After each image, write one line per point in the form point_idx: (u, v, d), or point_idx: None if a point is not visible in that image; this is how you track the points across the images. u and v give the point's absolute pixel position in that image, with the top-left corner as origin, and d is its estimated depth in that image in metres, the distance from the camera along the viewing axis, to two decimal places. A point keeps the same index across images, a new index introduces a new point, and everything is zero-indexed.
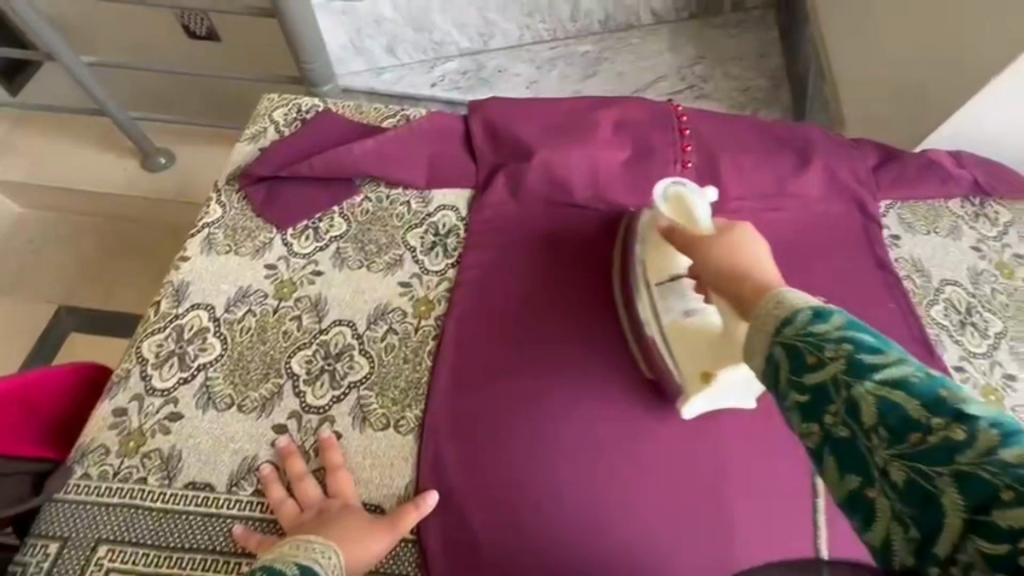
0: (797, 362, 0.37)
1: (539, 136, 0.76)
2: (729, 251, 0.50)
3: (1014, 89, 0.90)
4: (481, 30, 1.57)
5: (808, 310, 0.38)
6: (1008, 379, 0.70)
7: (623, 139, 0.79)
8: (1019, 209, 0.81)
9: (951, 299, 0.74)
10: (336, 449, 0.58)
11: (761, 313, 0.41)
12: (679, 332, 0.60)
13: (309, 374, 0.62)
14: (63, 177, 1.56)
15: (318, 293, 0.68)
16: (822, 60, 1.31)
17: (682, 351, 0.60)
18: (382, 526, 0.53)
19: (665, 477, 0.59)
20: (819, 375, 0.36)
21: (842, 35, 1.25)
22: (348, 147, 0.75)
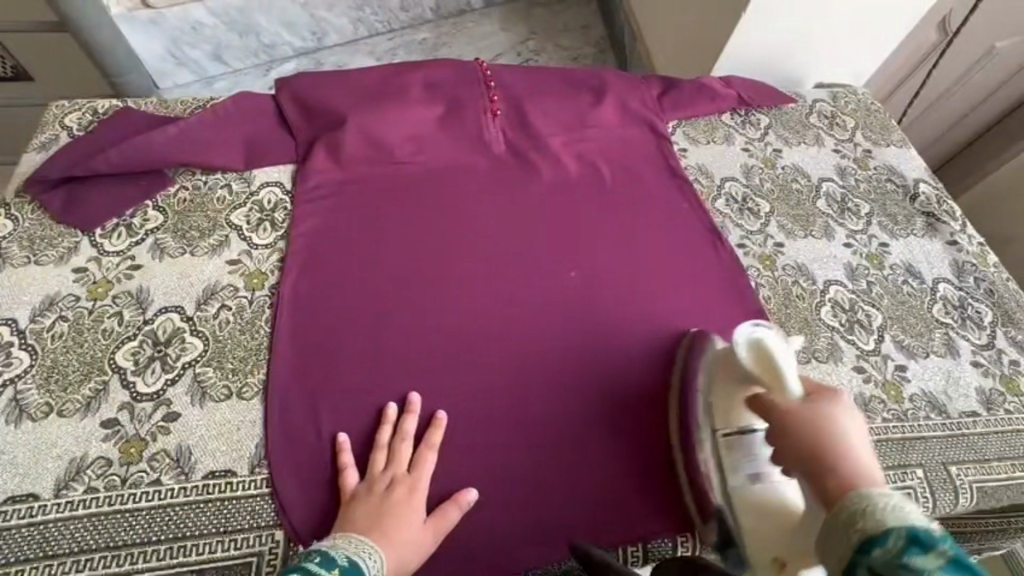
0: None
1: (352, 102, 0.80)
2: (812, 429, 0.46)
3: (763, 17, 1.08)
4: (313, 27, 1.56)
5: (903, 532, 0.35)
6: (779, 246, 0.82)
7: (436, 98, 0.84)
8: (775, 114, 0.98)
9: (731, 192, 0.87)
10: (438, 430, 0.62)
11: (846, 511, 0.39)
12: (747, 504, 0.58)
13: (137, 364, 0.60)
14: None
15: (138, 286, 0.66)
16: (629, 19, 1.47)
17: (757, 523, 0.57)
18: (428, 526, 0.56)
19: (506, 387, 0.67)
20: None
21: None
22: (150, 137, 0.73)
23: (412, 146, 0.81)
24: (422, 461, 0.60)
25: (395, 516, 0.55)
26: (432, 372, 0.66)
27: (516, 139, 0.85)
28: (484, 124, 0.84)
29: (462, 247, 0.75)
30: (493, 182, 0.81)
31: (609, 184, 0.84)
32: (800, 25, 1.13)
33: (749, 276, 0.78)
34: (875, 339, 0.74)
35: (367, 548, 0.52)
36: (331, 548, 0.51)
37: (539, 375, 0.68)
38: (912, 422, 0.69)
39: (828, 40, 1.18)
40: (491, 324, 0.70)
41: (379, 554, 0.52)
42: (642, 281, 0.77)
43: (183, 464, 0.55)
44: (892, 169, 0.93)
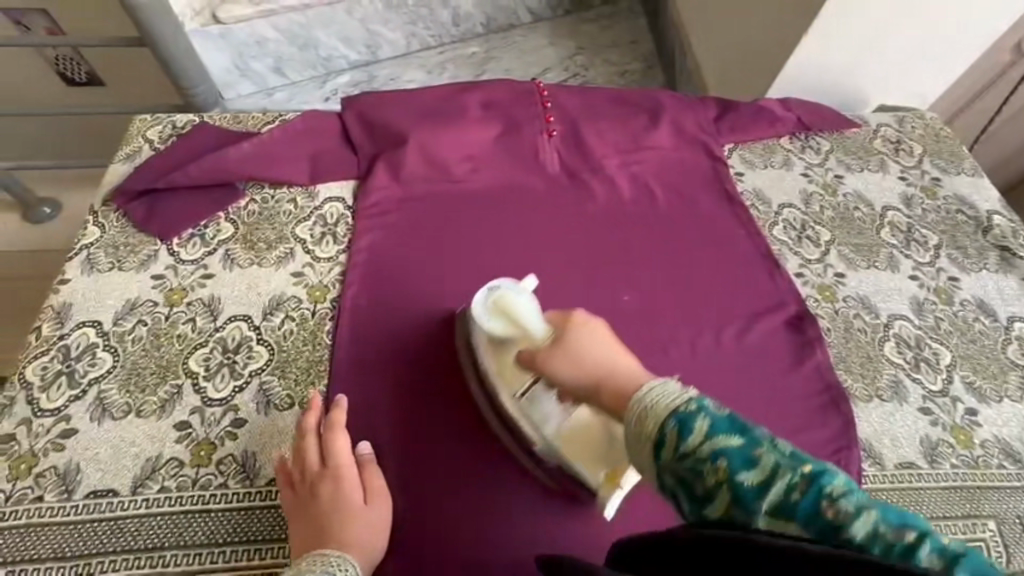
0: (691, 496, 0.40)
1: (412, 121, 0.82)
2: (573, 361, 0.52)
3: (823, 38, 1.06)
4: (368, 41, 1.61)
5: (670, 425, 0.41)
6: (839, 277, 0.79)
7: (493, 118, 0.86)
8: (835, 139, 0.95)
9: (789, 219, 0.85)
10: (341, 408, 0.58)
11: (636, 421, 0.44)
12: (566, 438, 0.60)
13: (208, 370, 0.63)
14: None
15: (210, 294, 0.69)
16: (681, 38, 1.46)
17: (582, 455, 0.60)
18: (375, 499, 0.55)
19: None
20: (716, 510, 0.38)
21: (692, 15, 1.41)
22: (224, 152, 0.77)
23: (468, 164, 0.83)
24: (337, 453, 0.55)
25: (337, 515, 0.52)
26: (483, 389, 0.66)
27: (570, 160, 0.85)
28: (540, 144, 0.85)
29: (514, 267, 0.77)
30: (547, 202, 0.82)
31: (663, 208, 0.84)
32: (864, 46, 1.10)
33: (807, 305, 0.76)
34: (944, 379, 0.71)
35: (334, 561, 0.48)
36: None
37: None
38: (983, 471, 0.65)
39: (892, 61, 1.14)
40: None
41: (349, 562, 0.49)
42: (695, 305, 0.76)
43: (249, 469, 0.58)
44: (963, 199, 0.89)
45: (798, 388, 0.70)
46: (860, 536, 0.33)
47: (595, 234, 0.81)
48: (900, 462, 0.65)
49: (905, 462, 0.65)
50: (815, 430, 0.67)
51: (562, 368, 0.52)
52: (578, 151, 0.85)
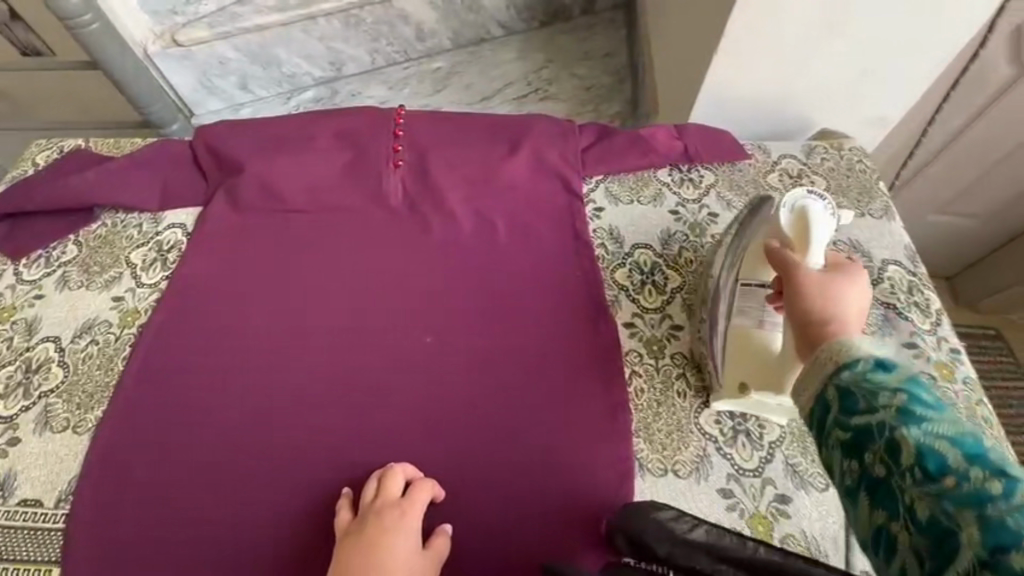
0: (848, 405, 0.38)
1: (257, 150, 0.83)
2: (822, 292, 0.49)
3: (737, 61, 0.96)
4: (331, 59, 1.66)
5: (870, 359, 0.39)
6: (674, 329, 0.72)
7: (342, 146, 0.86)
8: (722, 172, 0.87)
9: (638, 261, 0.78)
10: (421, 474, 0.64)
11: (817, 360, 0.42)
12: (740, 341, 0.62)
13: (5, 388, 0.68)
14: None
15: (34, 315, 0.74)
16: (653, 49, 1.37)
17: (741, 357, 0.62)
18: (426, 564, 0.58)
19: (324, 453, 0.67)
20: (865, 420, 0.37)
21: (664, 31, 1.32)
22: (78, 179, 0.82)
23: (307, 192, 0.83)
24: (413, 496, 0.61)
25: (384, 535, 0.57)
26: (260, 426, 0.68)
27: (413, 191, 0.84)
28: (384, 175, 0.84)
29: (329, 301, 0.76)
30: (379, 234, 0.81)
31: (501, 246, 0.80)
32: (796, 68, 0.98)
33: (624, 359, 0.70)
34: (760, 458, 0.64)
35: None
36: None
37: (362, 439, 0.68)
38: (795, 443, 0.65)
39: (838, 84, 1.01)
40: (333, 380, 0.71)
41: None
42: (503, 352, 0.72)
43: (6, 487, 0.61)
44: (859, 246, 0.78)
45: (580, 449, 0.65)
46: (1011, 496, 0.29)
47: (421, 270, 0.79)
48: None
49: None
50: (583, 496, 0.63)
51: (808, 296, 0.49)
52: (421, 184, 0.83)
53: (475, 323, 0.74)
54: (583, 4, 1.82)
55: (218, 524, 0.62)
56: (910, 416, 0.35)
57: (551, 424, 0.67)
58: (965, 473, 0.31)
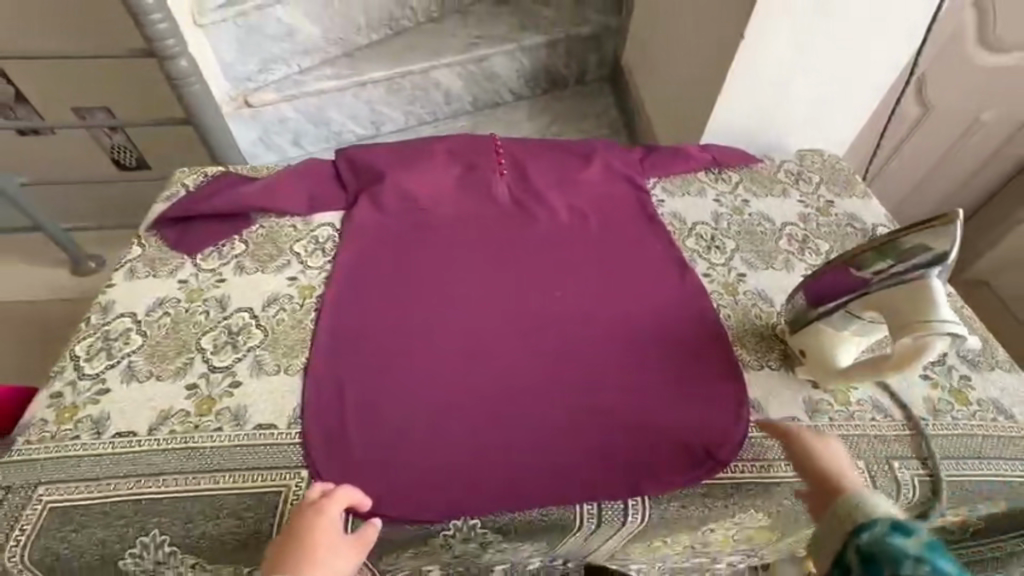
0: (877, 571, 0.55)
1: (389, 166, 1.03)
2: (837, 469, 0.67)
3: (737, 97, 1.28)
4: (373, 119, 1.92)
5: (886, 521, 0.58)
6: (740, 275, 0.95)
7: (454, 161, 1.07)
8: (744, 172, 1.14)
9: (700, 233, 1.01)
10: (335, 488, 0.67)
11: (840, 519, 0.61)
12: (816, 336, 0.77)
13: (215, 346, 0.80)
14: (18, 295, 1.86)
15: (222, 293, 0.87)
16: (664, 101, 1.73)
17: (813, 344, 0.77)
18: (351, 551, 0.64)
19: (494, 376, 0.81)
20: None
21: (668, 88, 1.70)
22: (243, 190, 0.98)
23: (431, 196, 1.03)
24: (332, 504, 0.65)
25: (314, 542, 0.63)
26: (437, 362, 0.82)
27: (515, 192, 1.05)
28: (492, 181, 1.06)
29: (466, 272, 0.94)
30: (494, 224, 1.01)
31: (594, 226, 1.02)
32: (777, 101, 1.31)
33: (711, 300, 0.91)
34: None
35: None
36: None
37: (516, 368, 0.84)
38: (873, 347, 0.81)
39: (806, 114, 1.35)
40: (486, 327, 0.87)
41: None
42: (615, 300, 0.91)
43: (241, 416, 0.73)
44: (853, 216, 1.06)
45: (696, 360, 0.83)
46: None
47: (535, 248, 0.98)
48: (784, 415, 0.77)
49: (788, 417, 0.77)
50: (709, 384, 0.80)
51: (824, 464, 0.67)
52: (523, 186, 1.06)
53: (588, 282, 0.94)
54: (576, 75, 2.16)
55: (420, 437, 0.74)
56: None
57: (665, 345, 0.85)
58: None
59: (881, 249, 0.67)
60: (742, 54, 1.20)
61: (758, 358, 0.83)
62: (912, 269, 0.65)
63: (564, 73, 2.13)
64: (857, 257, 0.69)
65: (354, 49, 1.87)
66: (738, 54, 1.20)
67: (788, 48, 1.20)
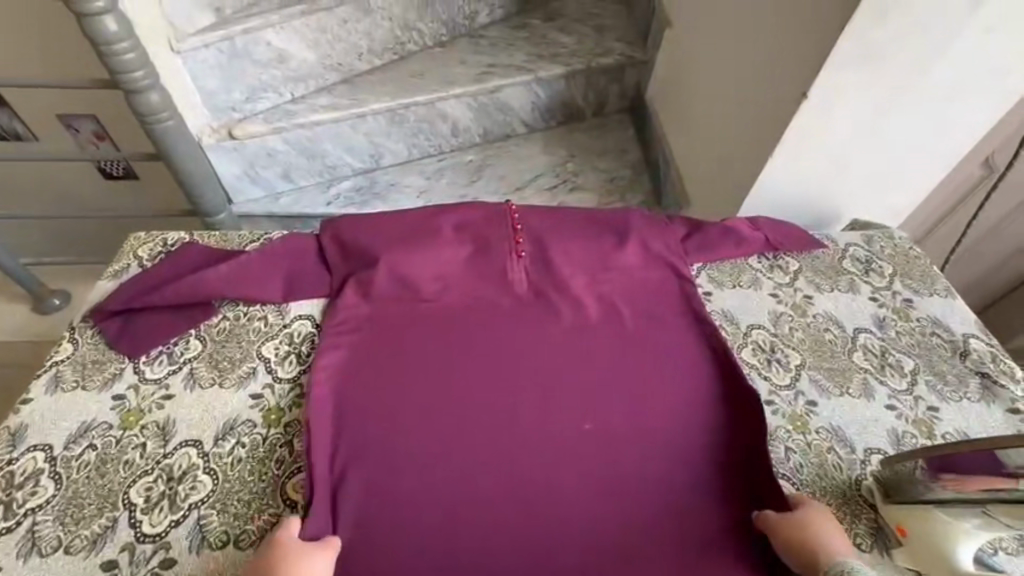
0: None
1: (384, 243, 0.85)
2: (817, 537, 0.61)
3: (791, 161, 1.10)
4: (371, 152, 1.74)
5: None
6: (810, 405, 0.77)
7: (462, 237, 0.88)
8: (804, 259, 0.96)
9: (757, 341, 0.84)
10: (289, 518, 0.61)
11: None
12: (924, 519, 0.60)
13: (147, 502, 0.62)
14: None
15: (166, 417, 0.69)
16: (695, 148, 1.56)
17: (919, 525, 0.61)
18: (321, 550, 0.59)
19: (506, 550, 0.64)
20: None
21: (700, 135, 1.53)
22: (202, 274, 0.80)
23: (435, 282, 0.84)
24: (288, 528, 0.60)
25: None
26: (441, 522, 0.65)
27: (534, 279, 0.87)
28: (508, 265, 0.87)
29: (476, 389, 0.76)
30: (511, 320, 0.83)
31: (631, 328, 0.84)
32: (831, 169, 1.14)
33: (776, 438, 0.74)
34: None
35: None
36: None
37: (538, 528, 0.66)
38: None
39: (863, 181, 1.18)
40: (500, 470, 0.70)
41: None
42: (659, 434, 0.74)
43: None
44: (937, 321, 0.89)
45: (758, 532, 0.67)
46: None
47: (562, 357, 0.80)
48: None
49: None
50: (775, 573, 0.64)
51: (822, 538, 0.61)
52: (544, 273, 0.87)
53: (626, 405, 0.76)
54: (594, 108, 1.99)
55: None
56: None
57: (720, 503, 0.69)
58: None
59: None
60: (798, 119, 1.02)
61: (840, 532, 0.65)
62: None
63: (580, 105, 1.96)
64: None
65: (354, 75, 1.70)
66: (794, 119, 1.02)
67: (851, 114, 1.03)
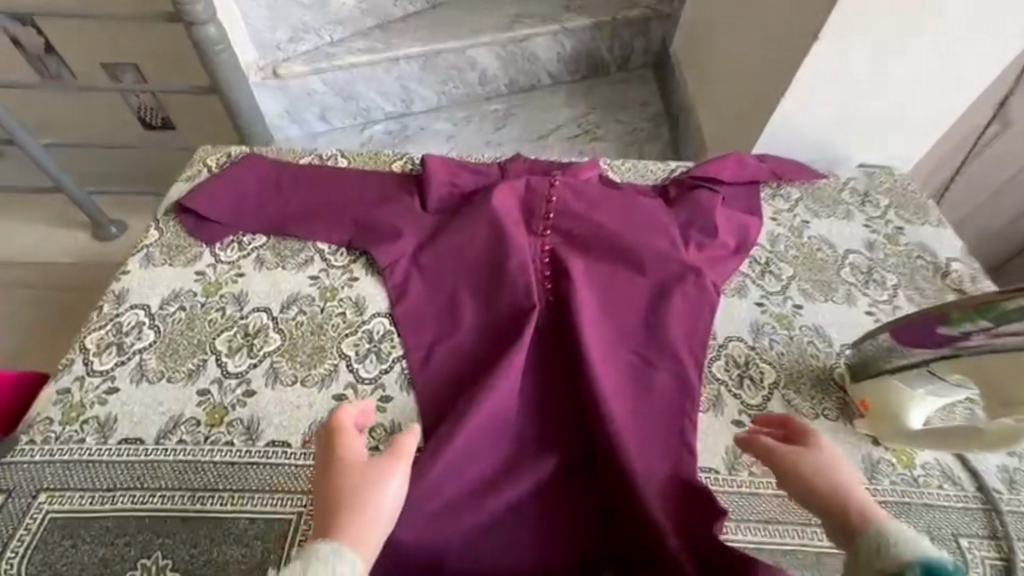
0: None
1: (458, 182, 0.94)
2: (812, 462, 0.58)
3: (801, 100, 1.16)
4: (403, 97, 1.83)
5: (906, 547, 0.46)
6: (797, 308, 0.86)
7: (524, 181, 0.92)
8: (806, 189, 1.04)
9: (754, 255, 0.93)
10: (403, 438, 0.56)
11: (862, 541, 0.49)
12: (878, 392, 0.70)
13: (230, 349, 0.75)
14: (39, 257, 1.85)
15: (240, 289, 0.82)
16: (715, 97, 1.61)
17: (874, 398, 0.70)
18: (388, 459, 0.54)
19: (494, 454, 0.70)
20: None
21: (721, 82, 1.58)
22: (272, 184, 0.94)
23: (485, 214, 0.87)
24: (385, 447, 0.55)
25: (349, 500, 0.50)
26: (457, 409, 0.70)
27: (577, 210, 0.89)
28: (542, 197, 0.90)
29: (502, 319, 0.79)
30: (545, 256, 0.86)
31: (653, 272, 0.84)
32: (846, 111, 1.19)
33: (764, 330, 0.83)
34: None
35: (337, 551, 0.46)
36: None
37: (536, 453, 0.71)
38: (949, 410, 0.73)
39: (876, 126, 1.22)
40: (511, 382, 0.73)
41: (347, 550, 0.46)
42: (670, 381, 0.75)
43: (252, 430, 0.68)
44: (925, 247, 0.96)
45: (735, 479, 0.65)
46: None
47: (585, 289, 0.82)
48: None
49: None
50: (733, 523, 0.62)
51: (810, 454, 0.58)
52: (578, 205, 0.89)
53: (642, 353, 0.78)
54: (619, 62, 2.03)
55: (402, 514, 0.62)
56: None
57: (725, 403, 0.75)
58: None
59: (977, 308, 0.57)
60: (815, 54, 1.06)
61: (811, 408, 0.76)
62: (1014, 340, 0.55)
63: (605, 57, 2.00)
64: (947, 311, 0.60)
65: (389, 21, 1.80)
66: (810, 54, 1.06)
67: (868, 52, 1.06)
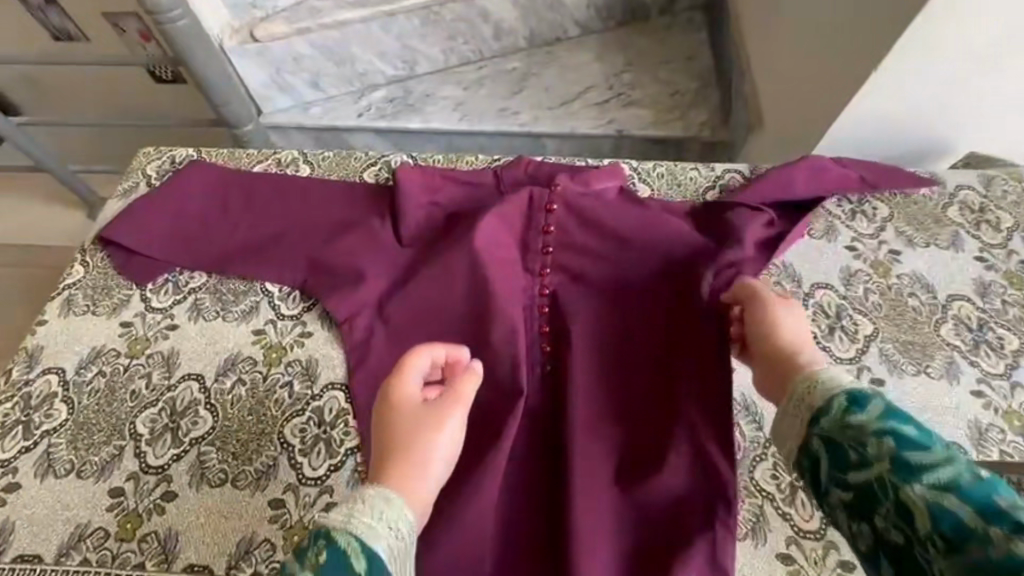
0: (839, 458, 0.39)
1: (439, 201, 0.74)
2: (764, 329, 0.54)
3: (889, 86, 0.84)
4: (404, 57, 1.58)
5: (844, 396, 0.41)
6: (875, 384, 0.65)
7: (518, 205, 0.70)
8: (899, 204, 0.79)
9: (821, 303, 0.71)
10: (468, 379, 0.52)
11: (798, 397, 0.45)
12: None
13: (151, 434, 0.62)
14: (29, 239, 1.75)
15: (170, 348, 0.68)
16: (778, 55, 1.30)
17: None
18: (450, 401, 0.50)
19: None
20: (864, 476, 0.37)
21: (785, 37, 1.26)
22: (222, 199, 0.77)
23: (466, 253, 0.68)
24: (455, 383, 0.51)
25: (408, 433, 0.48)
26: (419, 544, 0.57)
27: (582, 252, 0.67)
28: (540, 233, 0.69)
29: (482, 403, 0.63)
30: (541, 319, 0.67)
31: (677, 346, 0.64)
32: (953, 91, 0.86)
33: None
34: None
35: (387, 497, 0.43)
36: (375, 543, 0.40)
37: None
38: None
39: (994, 109, 0.89)
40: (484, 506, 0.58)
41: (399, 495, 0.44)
42: (682, 487, 0.58)
43: (169, 550, 0.56)
44: None
45: None
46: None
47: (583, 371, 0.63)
48: None
49: None
50: None
51: (765, 320, 0.54)
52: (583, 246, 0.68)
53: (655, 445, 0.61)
54: (661, 5, 1.69)
55: None
56: (907, 471, 0.35)
57: (770, 526, 0.58)
58: (982, 531, 0.31)
59: None
60: (919, 23, 0.73)
61: None
62: None
63: (644, 0, 1.66)
64: None
65: None
66: (911, 27, 0.73)
67: (994, 17, 0.73)
